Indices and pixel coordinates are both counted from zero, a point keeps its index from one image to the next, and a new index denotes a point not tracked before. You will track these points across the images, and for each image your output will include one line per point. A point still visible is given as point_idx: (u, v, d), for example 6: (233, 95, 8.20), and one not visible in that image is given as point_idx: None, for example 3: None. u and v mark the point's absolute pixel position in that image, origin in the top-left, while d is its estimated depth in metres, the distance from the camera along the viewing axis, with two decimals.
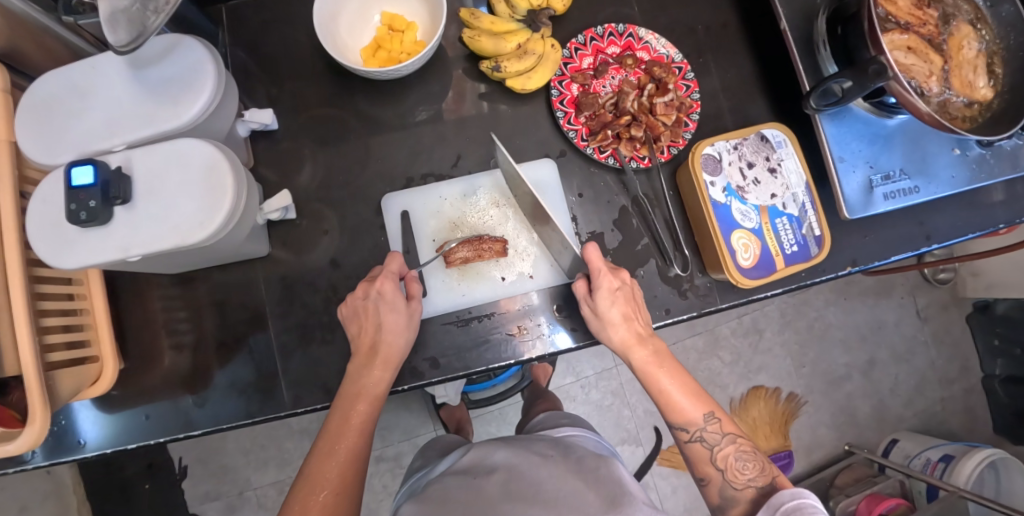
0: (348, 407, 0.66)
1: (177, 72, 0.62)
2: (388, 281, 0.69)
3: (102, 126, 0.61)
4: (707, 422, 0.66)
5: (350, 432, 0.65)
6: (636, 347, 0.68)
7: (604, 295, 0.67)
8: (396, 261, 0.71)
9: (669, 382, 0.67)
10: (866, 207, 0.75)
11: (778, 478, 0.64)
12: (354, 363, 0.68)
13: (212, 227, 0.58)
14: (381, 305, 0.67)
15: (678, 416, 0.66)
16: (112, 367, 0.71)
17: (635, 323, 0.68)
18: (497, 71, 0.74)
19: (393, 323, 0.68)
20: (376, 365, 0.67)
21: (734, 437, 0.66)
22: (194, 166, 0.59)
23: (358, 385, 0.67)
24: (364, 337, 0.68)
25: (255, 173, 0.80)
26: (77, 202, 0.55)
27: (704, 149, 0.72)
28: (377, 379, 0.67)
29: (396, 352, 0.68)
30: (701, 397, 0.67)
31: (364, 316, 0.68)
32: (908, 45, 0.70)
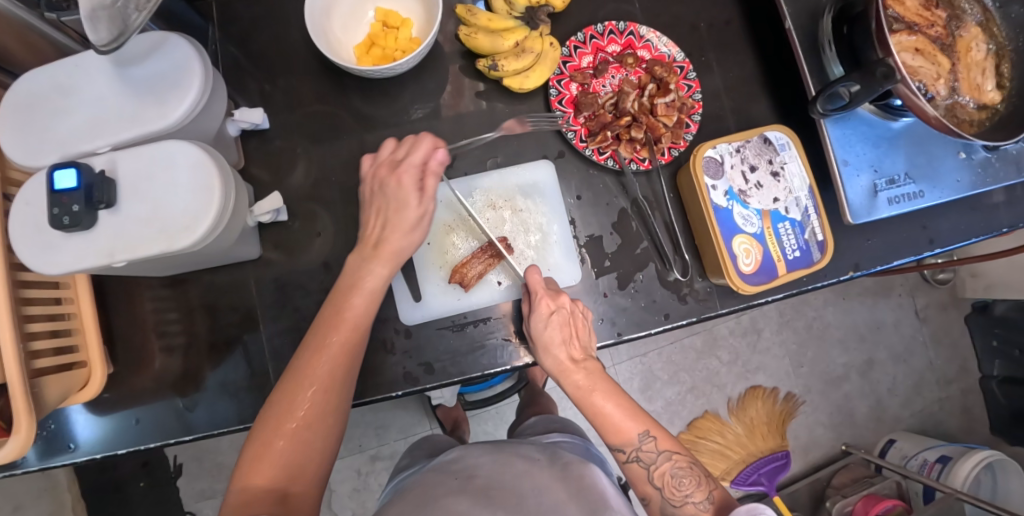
0: (342, 301, 0.65)
1: (164, 69, 0.60)
2: (410, 174, 0.67)
3: (86, 127, 0.59)
4: (642, 441, 0.65)
5: (344, 324, 0.63)
6: (573, 372, 0.67)
7: (539, 321, 0.67)
8: (422, 148, 0.67)
9: (606, 404, 0.66)
10: (870, 212, 0.74)
11: (715, 491, 0.64)
12: (354, 257, 0.67)
13: (200, 230, 0.56)
14: (391, 193, 0.66)
15: (615, 437, 0.66)
16: (100, 372, 0.70)
17: (573, 347, 0.68)
18: (495, 70, 0.72)
19: (398, 217, 0.67)
20: (376, 260, 0.66)
21: (671, 454, 0.65)
22: (181, 169, 0.57)
23: (355, 277, 0.66)
24: (373, 225, 0.68)
25: (246, 173, 0.78)
26: (60, 206, 0.54)
27: (705, 152, 0.71)
28: (376, 275, 0.66)
29: (401, 251, 0.67)
30: (639, 415, 0.66)
31: (376, 203, 0.68)
32: (917, 46, 0.68)
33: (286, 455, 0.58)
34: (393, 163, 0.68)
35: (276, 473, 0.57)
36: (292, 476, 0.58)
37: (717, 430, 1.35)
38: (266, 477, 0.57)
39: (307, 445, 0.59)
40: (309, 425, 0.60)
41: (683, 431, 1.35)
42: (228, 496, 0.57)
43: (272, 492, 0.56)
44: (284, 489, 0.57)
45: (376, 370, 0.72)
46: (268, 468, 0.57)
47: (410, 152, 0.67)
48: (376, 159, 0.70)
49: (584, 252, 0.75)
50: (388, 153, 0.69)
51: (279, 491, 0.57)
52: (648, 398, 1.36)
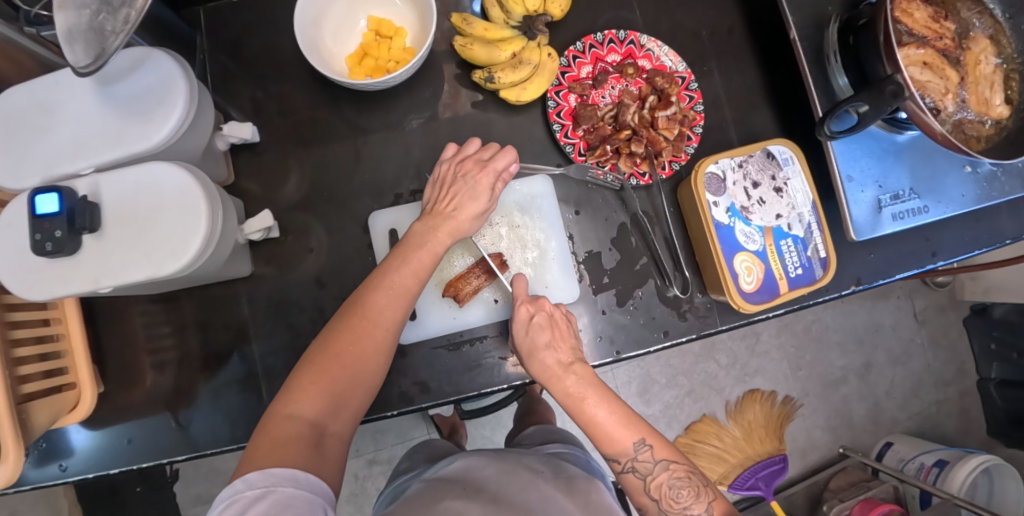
0: (408, 256, 0.65)
1: (146, 87, 0.58)
2: (489, 178, 0.68)
3: (67, 147, 0.57)
4: (637, 451, 0.62)
5: (405, 278, 0.64)
6: (562, 376, 0.64)
7: (520, 327, 0.67)
8: (506, 157, 0.69)
9: (599, 411, 0.63)
10: (873, 229, 0.72)
11: (713, 503, 0.61)
12: (421, 224, 0.67)
13: (187, 258, 0.55)
14: (468, 185, 0.67)
15: (609, 446, 0.63)
16: (90, 393, 0.69)
17: (559, 350, 0.65)
18: (491, 82, 0.70)
19: (468, 199, 0.67)
20: (443, 230, 0.66)
21: (669, 463, 0.62)
22: (168, 192, 0.56)
23: (422, 239, 0.66)
24: (443, 202, 0.68)
25: (237, 187, 0.76)
26: (42, 232, 0.52)
27: (707, 167, 0.69)
28: (443, 244, 0.66)
29: (466, 230, 0.68)
30: (633, 421, 0.63)
31: (450, 189, 0.68)
32: (925, 60, 0.67)
33: (331, 391, 0.57)
34: (478, 161, 0.69)
35: (318, 407, 0.56)
36: (330, 414, 0.57)
37: (715, 434, 1.34)
38: (309, 409, 0.56)
39: (350, 385, 0.58)
40: (357, 366, 0.59)
41: (681, 435, 1.35)
42: (265, 418, 0.56)
43: (311, 426, 0.55)
44: (321, 425, 0.56)
45: None
46: (316, 397, 0.56)
47: (495, 156, 0.69)
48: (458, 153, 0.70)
49: (582, 268, 0.74)
50: (473, 151, 0.70)
51: (317, 426, 0.55)
52: (646, 401, 1.36)
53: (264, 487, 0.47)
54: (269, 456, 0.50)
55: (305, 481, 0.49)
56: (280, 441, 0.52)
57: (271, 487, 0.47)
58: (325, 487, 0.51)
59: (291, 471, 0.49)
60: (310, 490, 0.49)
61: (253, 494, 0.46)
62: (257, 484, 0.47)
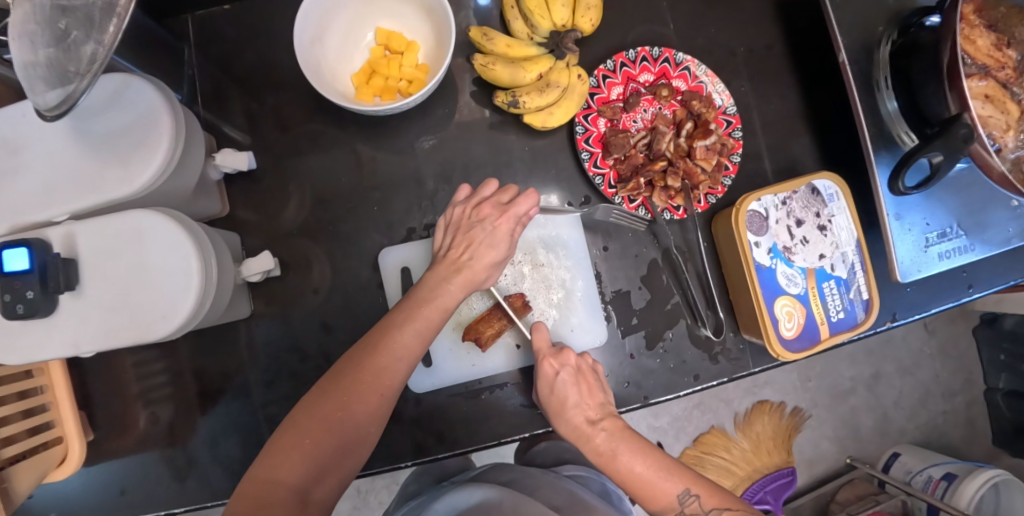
0: (416, 309, 0.58)
1: (126, 123, 0.53)
2: (509, 223, 0.62)
3: (40, 191, 0.52)
4: (683, 503, 0.53)
5: (413, 334, 0.57)
6: (590, 435, 0.58)
7: (546, 384, 0.59)
8: (528, 202, 0.62)
9: (632, 463, 0.55)
10: (920, 268, 0.68)
11: None
12: (432, 274, 0.61)
13: (177, 322, 0.50)
14: (485, 232, 0.61)
15: (652, 501, 0.54)
16: (77, 444, 0.65)
17: (588, 407, 0.58)
18: (515, 107, 0.63)
19: (482, 246, 0.61)
20: (457, 281, 0.60)
21: (722, 512, 0.51)
22: (150, 249, 0.51)
23: (433, 290, 0.59)
24: (456, 250, 0.61)
25: (232, 218, 0.70)
26: (12, 293, 0.47)
27: (749, 205, 0.64)
28: (454, 297, 0.60)
29: (480, 281, 0.61)
30: (675, 469, 0.55)
31: (466, 236, 0.61)
32: (987, 92, 0.63)
33: (320, 455, 0.51)
34: (497, 205, 0.62)
35: (306, 472, 0.50)
36: (315, 478, 0.50)
37: (724, 446, 1.33)
38: (295, 474, 0.49)
39: (342, 450, 0.52)
40: (352, 429, 0.53)
41: (689, 447, 1.33)
42: (244, 479, 0.50)
43: (296, 493, 0.49)
44: (306, 491, 0.49)
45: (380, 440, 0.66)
46: (299, 460, 0.50)
47: (516, 200, 0.62)
48: (473, 196, 0.64)
49: (609, 309, 0.69)
50: (490, 194, 0.63)
51: (301, 492, 0.49)
52: (655, 413, 1.34)
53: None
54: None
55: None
56: (260, 510, 0.46)
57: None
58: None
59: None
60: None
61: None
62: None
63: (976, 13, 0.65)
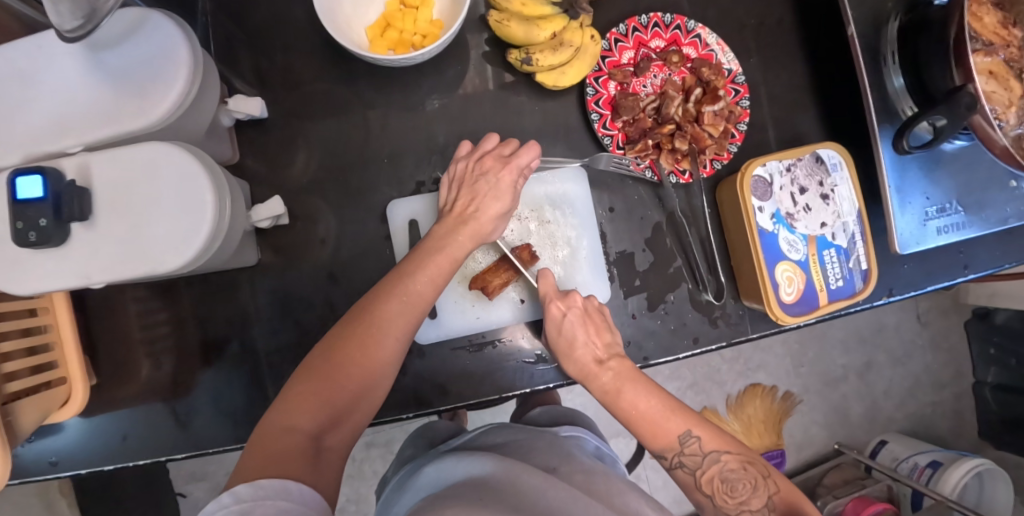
0: (425, 259, 0.59)
1: (143, 58, 0.53)
2: (512, 175, 0.63)
3: (54, 122, 0.53)
4: (684, 444, 0.57)
5: (422, 284, 0.58)
6: (598, 374, 0.60)
7: (553, 326, 0.61)
8: (530, 153, 0.63)
9: (637, 403, 0.58)
10: (918, 242, 0.70)
11: (779, 495, 0.55)
12: (440, 226, 0.62)
13: (190, 253, 0.51)
14: (489, 184, 0.62)
15: (654, 441, 0.58)
16: (80, 386, 0.65)
17: (597, 346, 0.60)
18: (527, 64, 0.64)
19: (487, 199, 0.62)
20: (464, 234, 0.61)
21: (720, 454, 0.56)
22: (168, 181, 0.51)
23: (440, 241, 0.60)
24: (462, 203, 0.62)
25: (241, 168, 0.70)
26: (25, 220, 0.47)
27: (755, 170, 0.65)
28: (463, 248, 0.61)
29: (487, 232, 0.63)
30: (679, 411, 0.58)
31: (471, 188, 0.62)
32: (991, 69, 0.64)
33: (333, 402, 0.52)
34: (499, 158, 0.64)
35: (318, 419, 0.51)
36: (329, 424, 0.52)
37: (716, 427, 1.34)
38: (307, 420, 0.51)
39: (354, 398, 0.54)
40: (363, 377, 0.54)
41: None
42: (260, 426, 0.51)
43: (309, 438, 0.50)
44: (320, 438, 0.51)
45: None
46: (313, 405, 0.51)
47: (517, 151, 0.63)
48: (475, 149, 0.65)
49: (614, 270, 0.70)
50: (492, 147, 0.64)
51: (316, 438, 0.50)
52: None
53: (252, 501, 0.41)
54: (261, 469, 0.45)
55: (295, 491, 0.44)
56: (275, 455, 0.47)
57: (262, 500, 0.42)
58: (317, 498, 0.46)
59: (281, 482, 0.44)
60: (301, 502, 0.44)
61: (239, 509, 0.41)
62: (244, 498, 0.41)
63: None
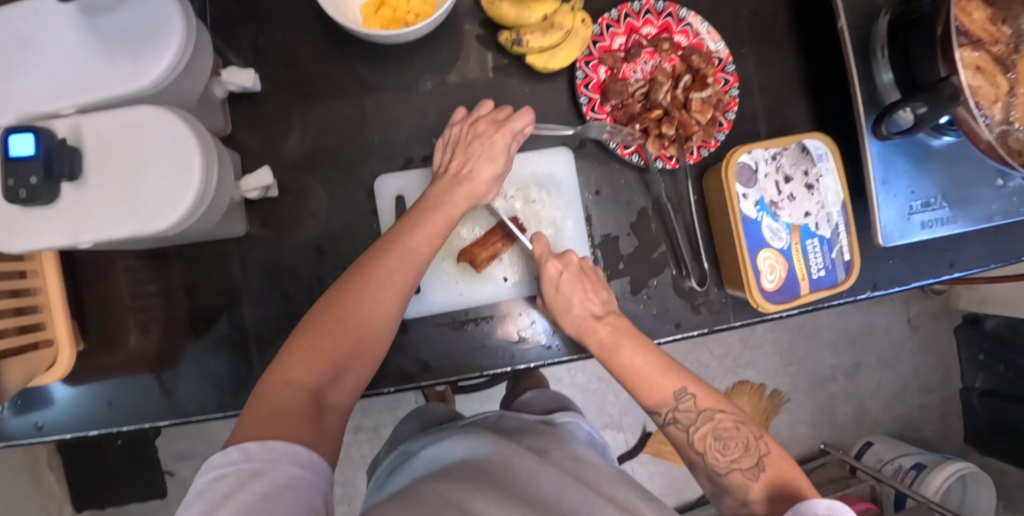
0: (420, 219, 0.61)
1: (136, 23, 0.54)
2: (507, 138, 0.65)
3: (48, 84, 0.53)
4: (679, 400, 0.59)
5: (422, 239, 0.59)
6: (594, 327, 0.63)
7: (549, 285, 0.64)
8: (524, 117, 0.66)
9: (634, 357, 0.61)
10: (902, 235, 0.70)
11: (769, 456, 0.56)
12: (434, 188, 0.64)
13: (177, 215, 0.51)
14: (485, 146, 0.64)
15: (649, 397, 0.60)
16: (67, 350, 0.66)
17: (592, 302, 0.64)
18: (518, 45, 0.65)
19: (482, 161, 0.64)
20: (459, 194, 0.63)
21: (713, 413, 0.58)
22: (157, 142, 0.52)
23: (435, 202, 0.62)
24: (457, 164, 0.65)
25: (234, 140, 0.71)
26: (15, 177, 0.48)
27: (740, 157, 0.66)
28: (458, 208, 0.63)
29: (481, 195, 0.65)
30: (673, 369, 0.60)
31: (465, 150, 0.64)
32: (977, 64, 0.65)
33: (334, 356, 0.53)
34: (493, 122, 0.66)
35: (317, 375, 0.51)
36: (329, 381, 0.52)
37: None
38: (307, 375, 0.51)
39: (356, 352, 0.54)
40: (364, 332, 0.54)
41: None
42: (257, 387, 0.50)
43: (311, 395, 0.50)
44: (321, 393, 0.51)
45: None
46: (315, 362, 0.51)
47: (511, 117, 0.66)
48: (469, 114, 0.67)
49: (597, 252, 0.71)
50: (486, 112, 0.67)
51: (317, 394, 0.50)
52: None
53: (263, 463, 0.42)
54: (261, 426, 0.45)
55: (305, 458, 0.44)
56: (277, 412, 0.47)
57: (271, 463, 0.42)
58: (326, 466, 0.46)
59: (293, 447, 0.44)
60: (311, 470, 0.44)
61: (250, 469, 0.41)
62: (256, 458, 0.42)
63: None
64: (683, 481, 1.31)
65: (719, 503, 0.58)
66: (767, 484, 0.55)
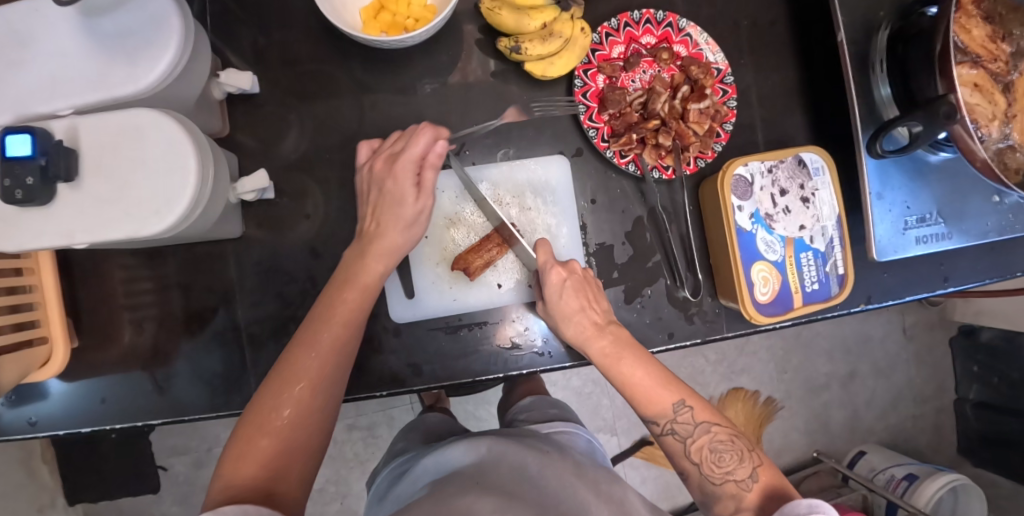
0: (337, 295, 0.60)
1: (135, 24, 0.54)
2: (408, 167, 0.61)
3: (46, 84, 0.54)
4: (676, 412, 0.60)
5: (333, 322, 0.58)
6: (595, 338, 0.62)
7: (552, 292, 0.62)
8: (421, 140, 0.61)
9: (632, 370, 0.61)
10: (897, 250, 0.70)
11: (762, 467, 0.58)
12: (351, 251, 0.62)
13: (171, 219, 0.51)
14: (387, 190, 0.61)
15: (647, 407, 0.61)
16: (62, 347, 0.67)
17: (593, 312, 0.63)
18: (516, 53, 0.65)
19: (393, 213, 0.61)
20: (371, 254, 0.61)
21: (710, 425, 0.60)
22: (152, 145, 0.52)
23: (349, 272, 0.61)
24: (369, 222, 0.63)
25: (232, 141, 0.71)
26: (12, 177, 0.48)
27: (737, 169, 0.66)
28: (375, 270, 0.61)
29: (399, 247, 0.62)
30: (672, 383, 0.61)
31: (373, 200, 0.62)
32: (976, 81, 0.64)
33: (269, 455, 0.54)
34: (393, 156, 0.62)
35: (262, 475, 0.53)
36: (275, 477, 0.53)
37: None
38: (249, 477, 0.52)
39: (292, 441, 0.55)
40: (297, 419, 0.55)
41: None
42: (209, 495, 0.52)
43: (257, 491, 0.51)
44: (271, 489, 0.52)
45: (359, 368, 0.68)
46: (254, 465, 0.53)
47: (409, 142, 0.61)
48: (375, 151, 0.65)
49: (592, 260, 0.71)
50: (388, 144, 0.64)
51: (264, 490, 0.52)
52: None
53: None
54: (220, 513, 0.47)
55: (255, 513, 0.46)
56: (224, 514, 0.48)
57: None
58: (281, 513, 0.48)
59: (241, 507, 0.46)
60: None
61: None
62: None
63: (975, 4, 0.66)
64: (675, 486, 1.31)
65: (708, 513, 0.60)
66: (759, 494, 0.57)
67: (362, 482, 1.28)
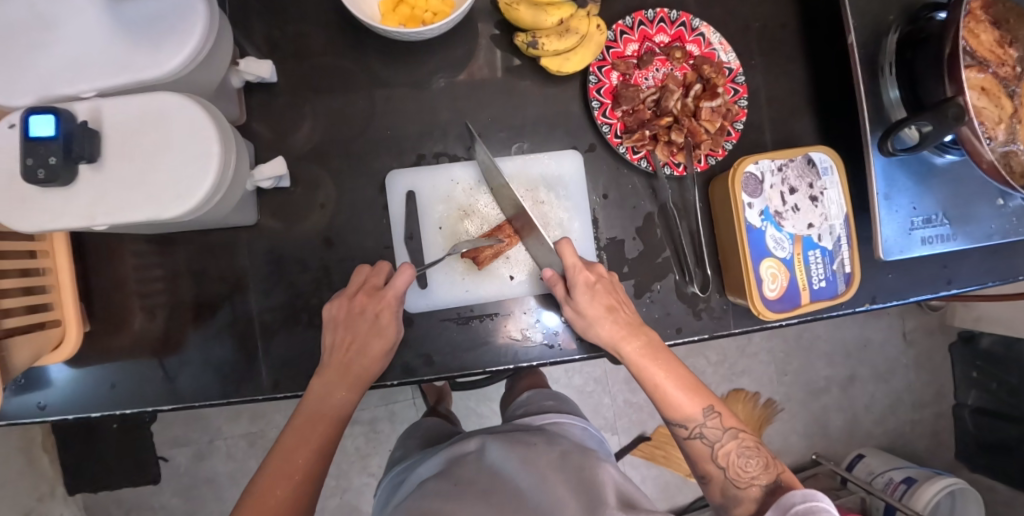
0: (307, 427, 0.63)
1: (160, 10, 0.55)
2: (390, 303, 0.65)
3: (69, 66, 0.54)
4: (706, 417, 0.64)
5: (304, 452, 0.62)
6: (626, 341, 0.64)
7: (583, 292, 0.63)
8: (402, 278, 0.65)
9: (663, 377, 0.64)
10: (902, 250, 0.72)
11: (783, 475, 0.62)
12: (320, 378, 0.64)
13: (192, 202, 0.52)
14: (368, 320, 0.64)
15: (675, 412, 0.64)
16: (75, 331, 0.67)
17: (620, 314, 0.64)
18: (533, 48, 0.65)
19: (370, 346, 0.64)
20: (342, 386, 0.64)
21: (737, 432, 0.64)
22: (175, 129, 0.53)
23: (319, 404, 0.64)
24: (343, 346, 0.64)
25: (248, 130, 0.72)
26: (35, 156, 0.48)
27: (747, 167, 0.67)
28: (346, 401, 0.64)
29: (369, 375, 0.65)
30: (700, 391, 0.65)
31: (350, 328, 0.64)
32: (983, 85, 0.66)
33: None
34: (374, 291, 0.65)
35: None
36: None
37: None
38: None
39: None
40: None
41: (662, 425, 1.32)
42: None
43: None
44: None
45: None
46: None
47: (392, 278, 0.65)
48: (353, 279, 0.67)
49: (603, 255, 0.72)
50: (365, 280, 0.66)
51: None
52: (634, 390, 1.32)
53: None
54: None
55: None
56: None
57: None
58: None
59: None
60: None
61: None
62: None
63: (984, 9, 0.67)
64: (675, 486, 1.32)
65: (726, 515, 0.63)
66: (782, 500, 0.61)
67: (363, 477, 1.28)
